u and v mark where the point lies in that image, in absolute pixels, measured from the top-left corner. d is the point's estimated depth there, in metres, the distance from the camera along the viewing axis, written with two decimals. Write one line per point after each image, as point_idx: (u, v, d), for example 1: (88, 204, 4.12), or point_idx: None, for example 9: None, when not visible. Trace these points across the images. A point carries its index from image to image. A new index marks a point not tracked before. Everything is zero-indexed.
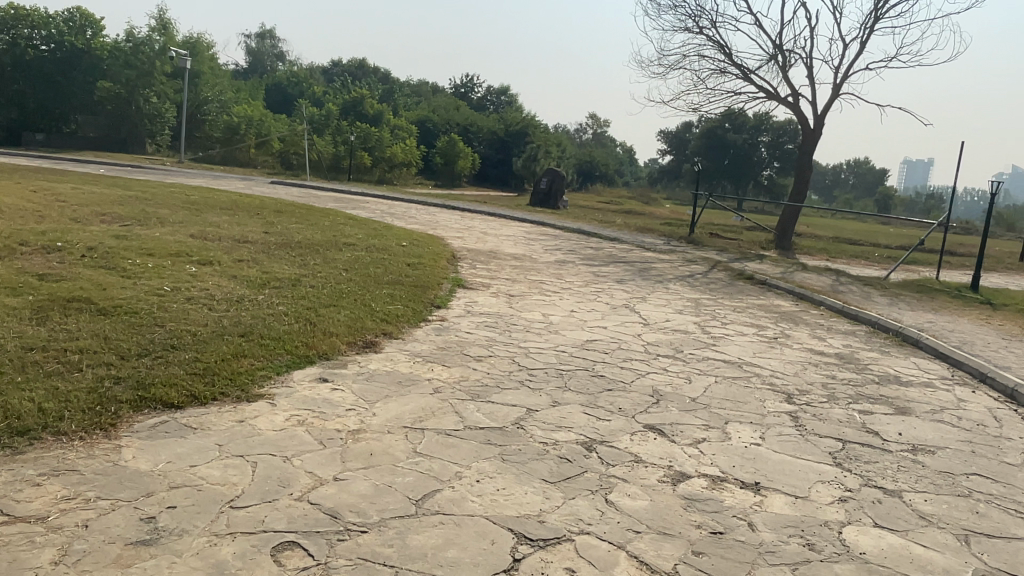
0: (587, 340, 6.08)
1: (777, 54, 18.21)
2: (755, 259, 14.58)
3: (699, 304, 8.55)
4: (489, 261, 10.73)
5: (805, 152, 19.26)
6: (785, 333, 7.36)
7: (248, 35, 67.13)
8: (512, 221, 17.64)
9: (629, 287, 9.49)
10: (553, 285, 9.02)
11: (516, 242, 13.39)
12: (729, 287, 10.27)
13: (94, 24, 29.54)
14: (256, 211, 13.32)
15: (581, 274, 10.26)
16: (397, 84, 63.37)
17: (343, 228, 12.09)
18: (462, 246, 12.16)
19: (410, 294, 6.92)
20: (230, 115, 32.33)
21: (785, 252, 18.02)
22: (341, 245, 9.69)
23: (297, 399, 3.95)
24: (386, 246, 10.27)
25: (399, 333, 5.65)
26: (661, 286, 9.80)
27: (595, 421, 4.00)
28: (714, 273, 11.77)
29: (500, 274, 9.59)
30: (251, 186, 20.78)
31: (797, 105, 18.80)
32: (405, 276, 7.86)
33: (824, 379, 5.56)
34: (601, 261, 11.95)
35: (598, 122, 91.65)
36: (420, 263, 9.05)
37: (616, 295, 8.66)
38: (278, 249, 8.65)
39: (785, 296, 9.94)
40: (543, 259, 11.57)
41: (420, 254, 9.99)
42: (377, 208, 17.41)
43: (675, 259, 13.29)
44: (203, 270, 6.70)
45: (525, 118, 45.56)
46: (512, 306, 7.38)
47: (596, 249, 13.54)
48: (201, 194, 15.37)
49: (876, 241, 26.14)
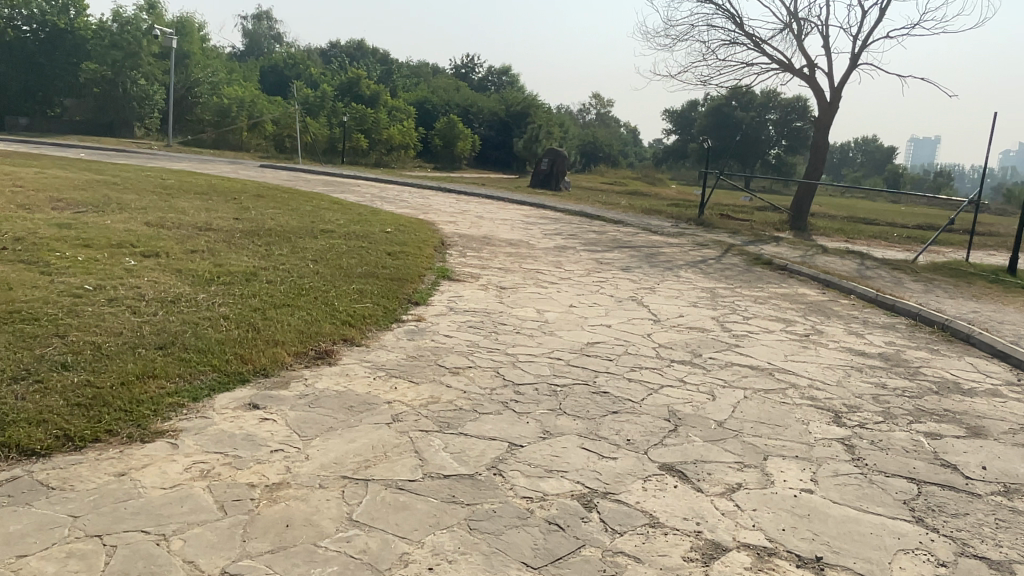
0: (588, 343, 5.16)
1: (791, 23, 17.18)
2: (770, 242, 13.61)
3: (716, 295, 7.60)
4: (482, 248, 9.80)
5: (821, 127, 18.24)
6: (817, 329, 6.41)
7: (244, 17, 65.77)
8: (511, 204, 16.68)
9: (636, 276, 8.55)
10: (551, 274, 8.09)
11: (513, 227, 12.44)
12: (746, 274, 9.32)
13: (77, 4, 28.67)
14: (232, 196, 12.39)
15: (583, 261, 9.33)
16: (395, 65, 62.11)
17: (324, 214, 11.16)
18: (454, 231, 11.24)
19: (384, 290, 6.00)
20: (221, 97, 31.30)
21: (800, 233, 17.03)
22: (315, 233, 8.75)
23: (210, 437, 3.05)
24: (366, 233, 9.32)
25: (362, 337, 4.74)
26: (671, 274, 8.87)
27: (596, 462, 3.08)
28: (728, 258, 10.81)
29: (492, 262, 8.66)
30: (238, 170, 19.84)
31: (812, 77, 17.73)
32: (382, 267, 6.94)
33: (874, 390, 4.62)
34: (604, 246, 11.00)
35: (601, 102, 90.20)
36: (402, 252, 8.13)
37: (622, 286, 7.73)
38: (242, 237, 7.73)
39: (808, 283, 9.00)
40: (542, 245, 10.63)
41: (404, 241, 9.04)
42: (368, 192, 16.47)
43: (684, 242, 12.32)
44: (143, 263, 5.77)
45: (527, 98, 44.45)
46: (503, 301, 6.46)
47: (600, 233, 12.59)
48: (177, 178, 14.44)
49: (892, 221, 25.03)
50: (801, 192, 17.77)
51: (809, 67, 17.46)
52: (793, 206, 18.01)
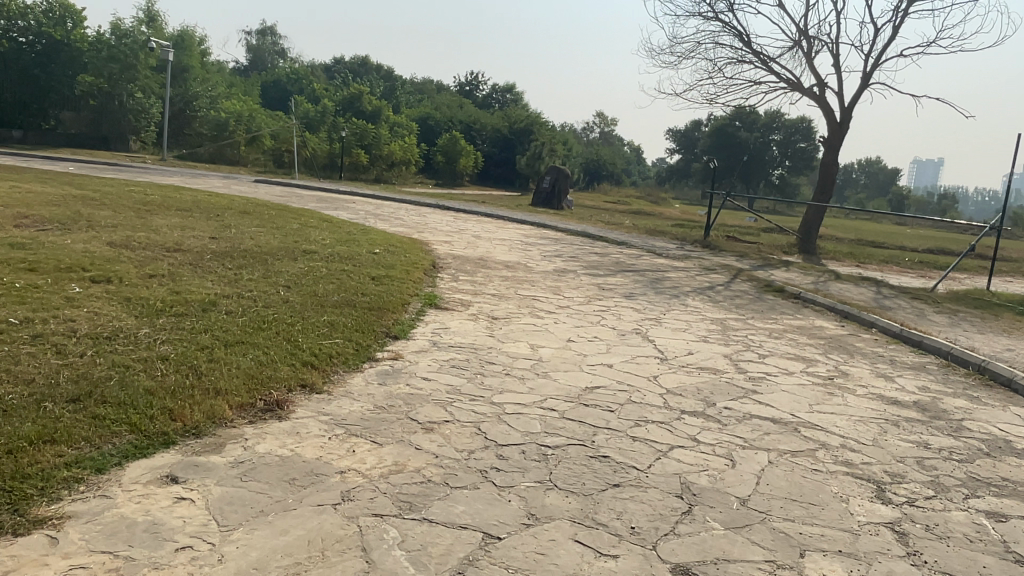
0: (586, 388, 4.52)
1: (800, 40, 16.69)
2: (780, 266, 13.00)
3: (727, 327, 6.98)
4: (476, 271, 9.20)
5: (831, 148, 17.69)
6: (841, 370, 5.77)
7: (249, 33, 65.65)
8: (511, 223, 16.12)
9: (640, 304, 7.92)
10: (548, 302, 7.47)
11: (511, 247, 11.84)
12: (759, 303, 8.70)
13: (74, 15, 28.28)
14: (217, 212, 11.80)
15: (583, 287, 8.72)
16: (399, 81, 61.88)
17: (311, 231, 10.58)
18: (448, 252, 10.65)
19: (360, 322, 5.36)
20: (219, 112, 30.86)
21: (809, 257, 16.42)
22: (296, 254, 8.15)
23: (103, 527, 2.43)
24: (353, 254, 8.71)
25: (325, 382, 4.10)
26: (678, 302, 8.25)
27: (590, 564, 2.44)
28: (737, 284, 10.19)
29: (485, 287, 8.05)
30: (231, 184, 19.29)
31: (822, 96, 17.20)
32: (363, 294, 6.31)
33: (916, 453, 3.97)
34: (606, 270, 10.40)
35: (604, 120, 90.18)
36: (387, 276, 7.50)
37: (626, 315, 7.11)
38: (213, 259, 7.14)
39: (825, 314, 8.36)
40: (540, 268, 10.02)
41: (391, 263, 8.42)
42: (362, 209, 15.91)
43: (690, 266, 11.72)
44: (88, 291, 5.15)
45: (530, 115, 44.08)
46: (494, 333, 5.83)
47: (602, 255, 11.99)
48: (163, 192, 13.88)
49: (902, 244, 24.41)
50: (810, 213, 17.19)
51: (819, 86, 16.95)
52: (802, 228, 17.44)
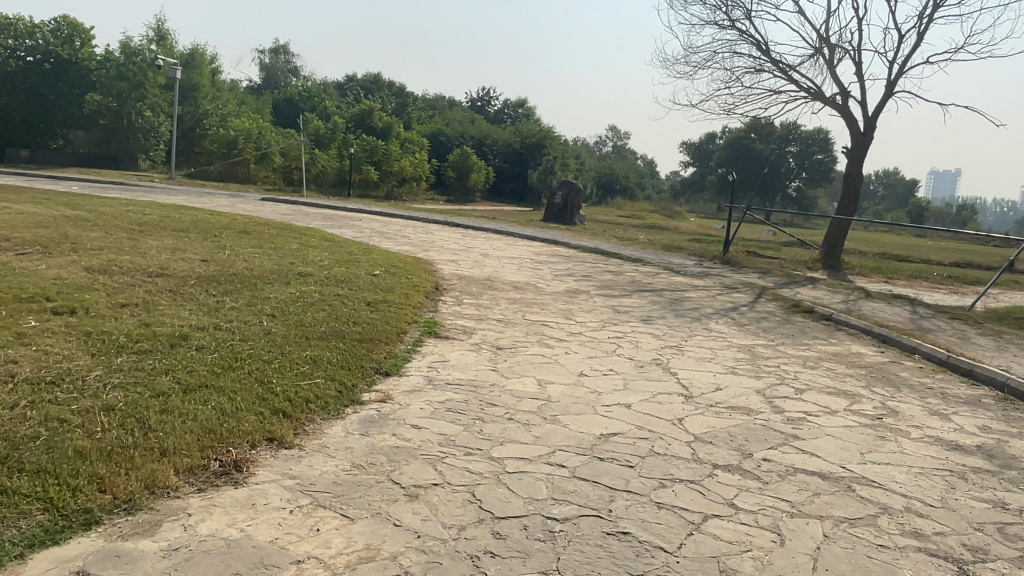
0: (601, 436, 3.93)
1: (821, 48, 16.17)
2: (805, 283, 12.36)
3: (755, 356, 6.36)
4: (483, 293, 8.65)
5: (855, 158, 17.07)
6: (889, 406, 5.14)
7: (262, 51, 65.83)
8: (521, 240, 15.58)
9: (659, 328, 7.33)
10: (560, 328, 6.89)
11: (520, 266, 11.29)
12: (788, 326, 8.09)
13: (83, 34, 28.18)
14: (213, 232, 11.32)
15: (597, 310, 8.13)
16: (411, 97, 61.78)
17: (309, 251, 10.07)
18: (454, 272, 10.11)
19: (350, 357, 4.78)
20: (228, 129, 30.67)
21: (834, 272, 15.74)
22: (290, 277, 7.63)
23: None
24: (352, 276, 8.17)
25: (297, 433, 3.54)
26: (699, 326, 7.65)
27: None
28: (762, 305, 9.58)
29: (491, 312, 7.48)
30: (236, 203, 18.92)
31: (844, 105, 16.61)
32: (356, 323, 5.74)
33: (996, 517, 3.33)
34: (621, 290, 9.81)
35: (617, 134, 89.87)
36: (385, 300, 6.95)
37: (644, 343, 6.51)
38: (198, 284, 6.63)
39: (861, 338, 7.73)
40: (550, 289, 9.45)
41: (392, 286, 7.88)
42: (367, 226, 15.43)
43: (709, 285, 11.12)
44: (44, 326, 4.65)
45: (542, 130, 43.72)
46: (497, 367, 5.25)
47: (616, 274, 11.41)
48: (160, 211, 13.44)
49: (927, 258, 23.63)
50: (834, 227, 16.54)
51: (842, 95, 16.40)
52: (825, 243, 16.79)
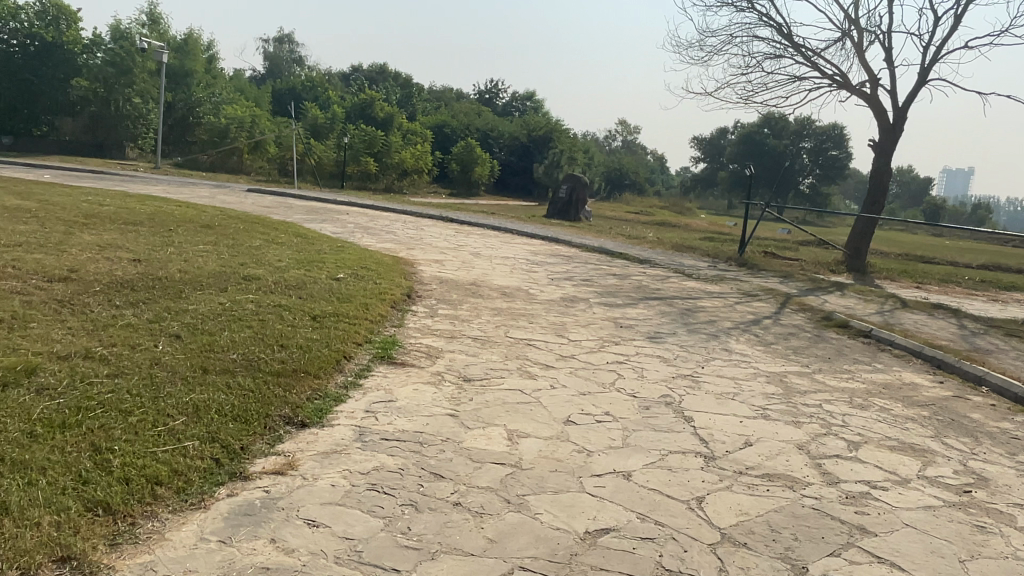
0: (585, 538, 2.69)
1: (847, 33, 14.89)
2: (832, 290, 11.08)
3: (790, 391, 5.10)
4: (463, 301, 7.43)
5: (883, 153, 15.75)
6: (976, 472, 3.87)
7: (266, 40, 64.54)
8: (519, 237, 14.35)
9: (670, 349, 6.09)
10: (548, 349, 5.64)
11: (513, 268, 10.06)
12: (823, 347, 6.83)
13: (68, 16, 26.81)
14: (171, 226, 10.14)
15: (597, 323, 6.89)
16: (416, 89, 60.46)
17: (272, 249, 8.85)
18: (436, 275, 8.89)
19: (252, 399, 3.55)
20: (219, 118, 29.50)
21: (860, 276, 14.44)
22: (230, 281, 6.40)
23: None
24: (310, 281, 6.93)
25: (110, 549, 2.31)
26: (717, 346, 6.38)
27: None
28: (788, 317, 8.32)
29: (468, 326, 6.26)
30: (217, 194, 17.72)
31: (873, 94, 15.29)
32: (285, 347, 4.50)
33: None
34: (625, 298, 8.56)
35: (627, 128, 88.46)
36: (337, 313, 5.71)
37: (654, 371, 5.27)
38: (103, 292, 5.41)
39: (911, 363, 6.46)
40: (544, 296, 8.20)
41: (353, 294, 6.63)
42: (353, 221, 14.21)
43: (726, 291, 9.85)
44: None
45: (550, 122, 42.43)
46: (458, 410, 4.01)
47: (621, 277, 10.15)
48: (123, 202, 12.28)
49: (955, 260, 22.22)
50: (859, 226, 15.29)
51: (870, 83, 15.09)
52: (848, 245, 15.57)
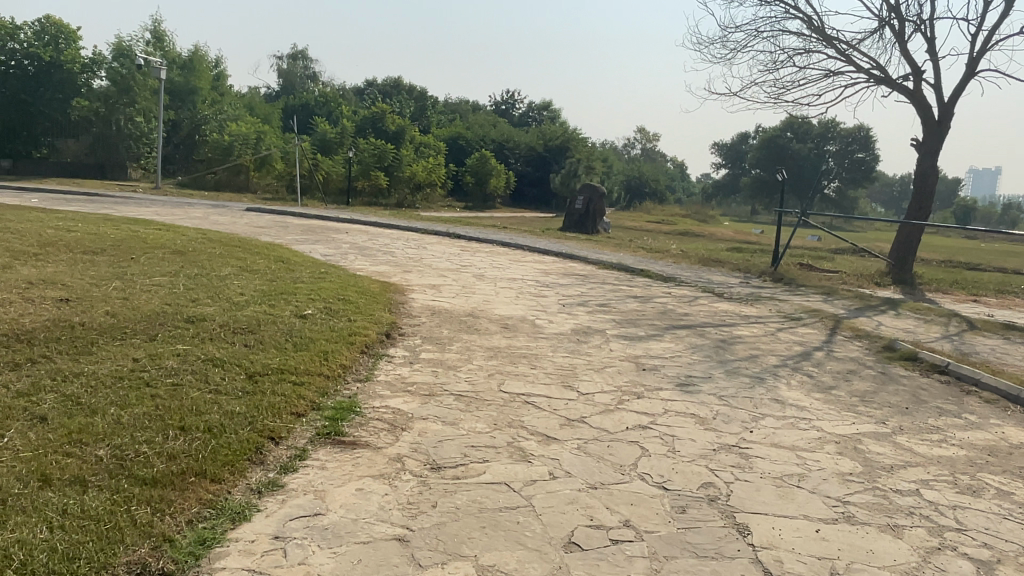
0: None
1: (883, 24, 13.57)
2: (884, 309, 9.74)
3: (871, 470, 3.82)
4: (453, 339, 6.24)
5: (927, 153, 14.37)
6: None
7: (279, 57, 64.15)
8: (530, 254, 13.17)
9: (707, 401, 4.83)
10: (550, 409, 4.41)
11: (519, 293, 8.86)
12: (897, 392, 5.54)
13: (67, 35, 25.98)
14: (135, 252, 9.09)
15: (615, 366, 5.64)
16: (431, 102, 59.59)
17: (239, 279, 7.68)
18: (427, 304, 7.71)
19: (88, 537, 2.41)
20: (224, 135, 28.67)
21: (908, 288, 13.05)
22: (163, 327, 5.26)
23: None
24: (268, 320, 5.77)
25: None
26: (765, 395, 5.10)
27: None
28: (843, 348, 7.02)
29: (455, 375, 5.07)
30: (211, 214, 16.70)
31: (916, 89, 13.94)
32: (186, 430, 3.33)
33: None
34: (648, 327, 7.31)
35: (646, 135, 87.15)
36: (283, 367, 4.52)
37: (689, 439, 4.02)
38: None
39: (1010, 413, 5.16)
40: (552, 328, 6.99)
41: (314, 337, 5.42)
42: (349, 240, 13.12)
43: (764, 314, 8.58)
44: None
45: (567, 131, 41.35)
46: (412, 529, 2.78)
47: (642, 300, 8.90)
48: (94, 226, 11.28)
49: (1003, 266, 20.64)
50: (904, 233, 13.94)
51: (913, 76, 13.72)
52: (893, 254, 14.24)
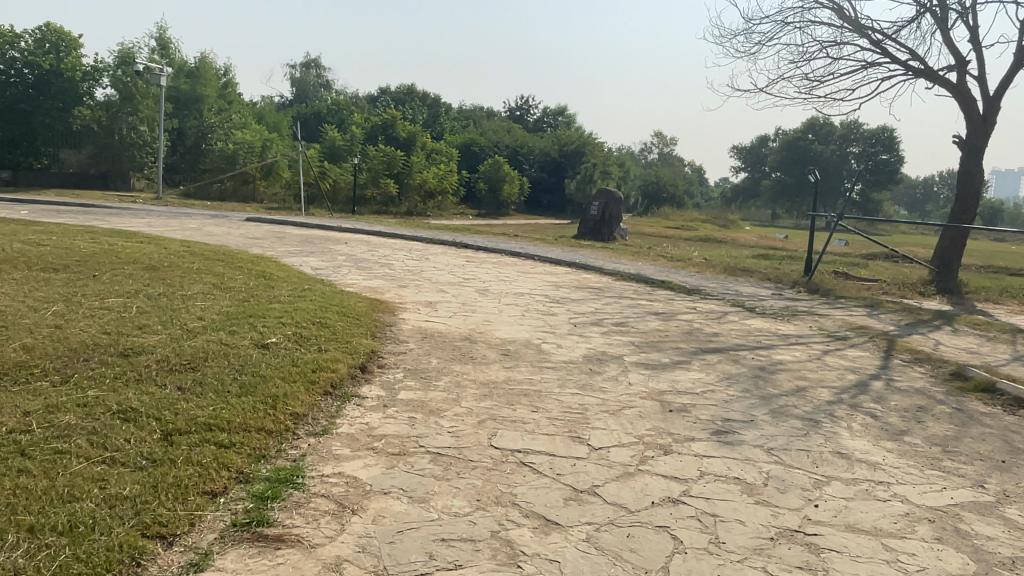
0: None
1: (922, 12, 12.48)
2: (938, 324, 8.64)
3: (990, 571, 2.78)
4: (442, 371, 5.26)
5: (972, 151, 13.19)
6: None
7: (293, 66, 63.76)
8: (541, 265, 12.20)
9: (753, 458, 3.80)
10: (551, 476, 3.41)
11: (526, 311, 7.89)
12: (986, 438, 4.48)
13: (69, 43, 25.47)
14: (101, 269, 8.22)
15: (635, 405, 4.64)
16: (445, 108, 58.92)
17: (206, 299, 6.76)
18: (419, 326, 6.77)
19: None
20: (230, 143, 27.96)
21: (956, 299, 11.88)
22: (87, 365, 4.35)
23: None
24: (218, 352, 4.81)
25: None
26: (825, 446, 4.07)
27: None
28: (905, 376, 5.96)
29: (438, 423, 4.09)
30: (207, 225, 15.90)
31: (960, 82, 12.81)
32: (36, 534, 2.42)
33: None
34: (672, 352, 6.30)
35: (664, 140, 85.83)
36: (214, 419, 3.56)
37: (736, 523, 3.01)
38: None
39: None
40: (561, 354, 6.00)
41: (268, 373, 4.44)
42: (347, 252, 12.21)
43: (805, 333, 7.53)
44: None
45: (583, 135, 40.39)
46: None
47: (664, 318, 7.88)
48: (70, 240, 10.45)
49: None
50: (949, 237, 12.77)
51: (956, 68, 12.60)
52: (935, 260, 13.10)
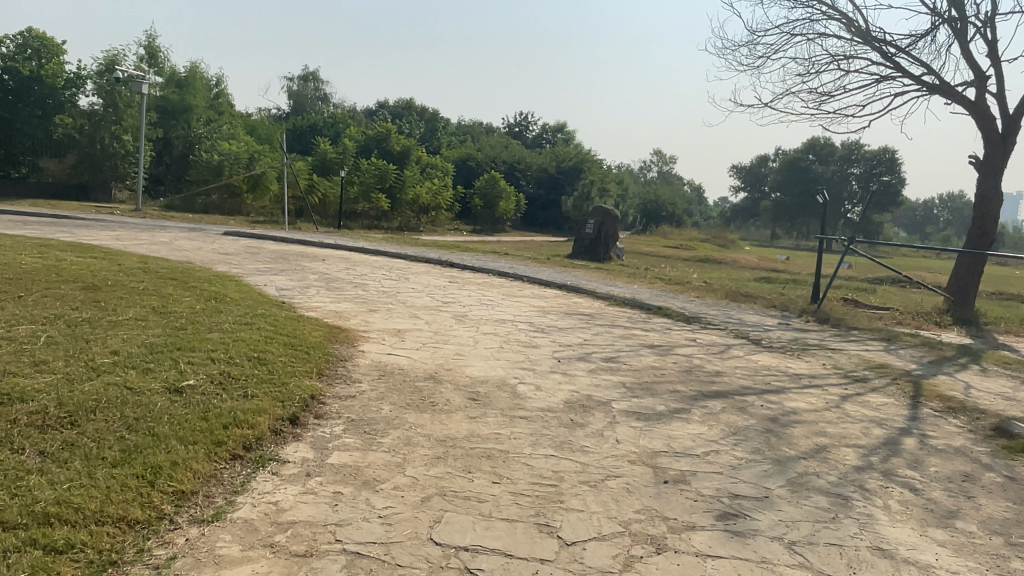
0: None
1: (938, 23, 11.73)
2: (964, 363, 7.77)
3: None
4: (392, 422, 4.37)
5: (990, 172, 12.40)
6: None
7: (291, 79, 63.25)
8: (529, 288, 11.37)
9: (772, 559, 2.91)
10: None
11: (505, 342, 7.02)
12: None
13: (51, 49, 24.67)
14: (34, 288, 7.34)
15: (621, 475, 3.75)
16: (443, 123, 58.36)
17: (136, 327, 5.88)
18: (378, 361, 5.89)
19: None
20: (213, 153, 26.87)
21: (975, 330, 11.02)
22: None
23: None
24: (116, 401, 3.94)
25: None
26: (862, 539, 3.19)
27: None
28: (940, 430, 5.08)
29: (370, 501, 3.21)
30: (179, 238, 15.02)
31: (978, 97, 12.03)
32: None
33: None
34: (669, 396, 5.42)
35: (664, 159, 85.40)
36: (60, 505, 2.70)
37: None
38: None
39: None
40: (538, 399, 5.12)
41: (164, 431, 3.55)
42: (321, 270, 11.35)
43: (819, 372, 6.66)
44: None
45: (581, 151, 39.71)
46: None
47: (661, 353, 7.01)
48: (16, 254, 9.59)
49: None
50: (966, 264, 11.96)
51: (975, 84, 11.83)
52: (950, 288, 12.27)
